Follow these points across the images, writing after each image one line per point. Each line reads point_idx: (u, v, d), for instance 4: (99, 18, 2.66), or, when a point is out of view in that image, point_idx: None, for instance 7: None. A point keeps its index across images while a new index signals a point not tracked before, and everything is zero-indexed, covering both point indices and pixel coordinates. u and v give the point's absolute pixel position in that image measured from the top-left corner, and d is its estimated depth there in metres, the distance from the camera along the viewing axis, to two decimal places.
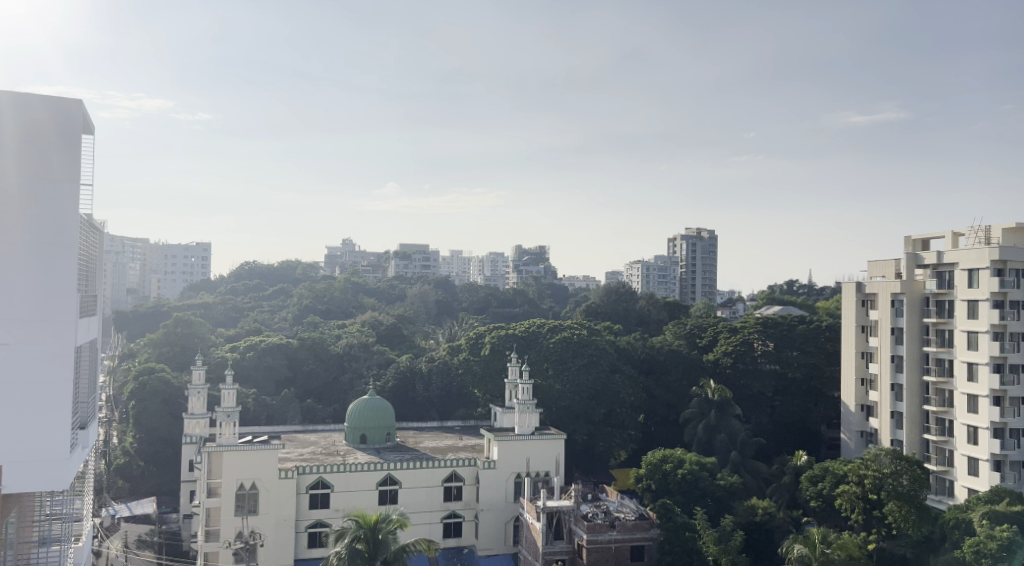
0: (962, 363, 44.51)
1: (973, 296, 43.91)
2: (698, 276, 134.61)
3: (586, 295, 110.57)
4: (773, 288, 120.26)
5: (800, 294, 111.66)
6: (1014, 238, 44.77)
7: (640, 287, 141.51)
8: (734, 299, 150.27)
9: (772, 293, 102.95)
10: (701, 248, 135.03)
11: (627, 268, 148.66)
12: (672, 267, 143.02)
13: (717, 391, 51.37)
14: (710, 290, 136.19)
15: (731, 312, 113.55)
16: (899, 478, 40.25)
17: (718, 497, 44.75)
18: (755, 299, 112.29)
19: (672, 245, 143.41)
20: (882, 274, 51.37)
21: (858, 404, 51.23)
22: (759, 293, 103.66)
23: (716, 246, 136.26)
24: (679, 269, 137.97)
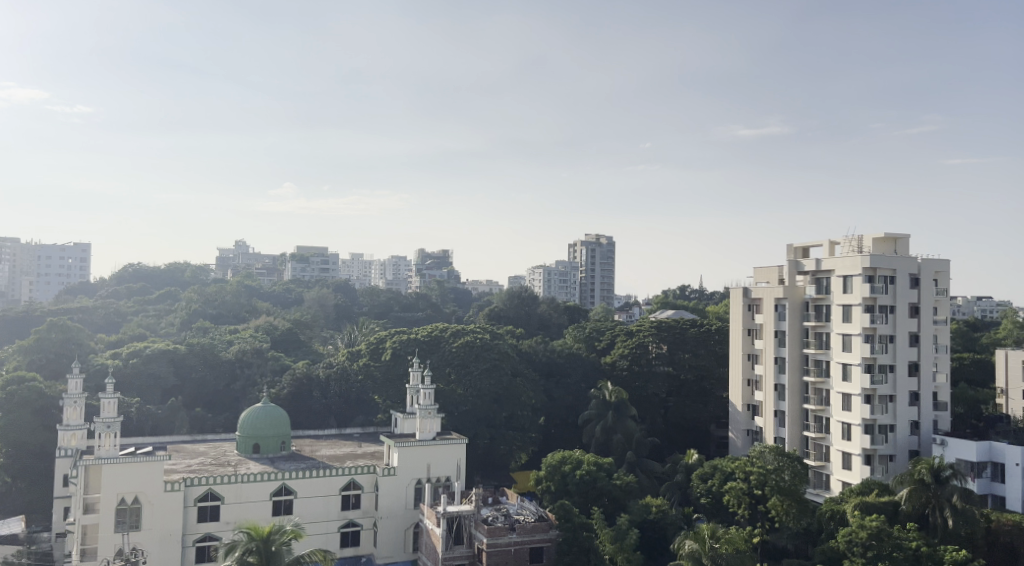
0: (838, 364, 47.63)
1: (848, 300, 47.14)
2: (598, 281, 138.02)
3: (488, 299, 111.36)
4: (669, 292, 124.87)
5: (694, 298, 116.24)
6: (883, 247, 48.49)
7: (542, 292, 143.48)
8: (631, 303, 154.85)
9: (667, 298, 106.84)
10: (600, 254, 138.24)
11: (528, 273, 150.60)
12: (573, 271, 145.82)
13: (614, 393, 52.80)
14: (608, 295, 139.98)
15: (628, 316, 117.24)
16: (781, 473, 42.38)
17: (614, 497, 45.90)
18: (651, 302, 115.94)
19: (572, 250, 146.29)
20: (766, 280, 54.19)
21: (745, 404, 53.96)
22: (656, 298, 107.30)
23: (614, 251, 139.91)
24: (579, 274, 140.89)
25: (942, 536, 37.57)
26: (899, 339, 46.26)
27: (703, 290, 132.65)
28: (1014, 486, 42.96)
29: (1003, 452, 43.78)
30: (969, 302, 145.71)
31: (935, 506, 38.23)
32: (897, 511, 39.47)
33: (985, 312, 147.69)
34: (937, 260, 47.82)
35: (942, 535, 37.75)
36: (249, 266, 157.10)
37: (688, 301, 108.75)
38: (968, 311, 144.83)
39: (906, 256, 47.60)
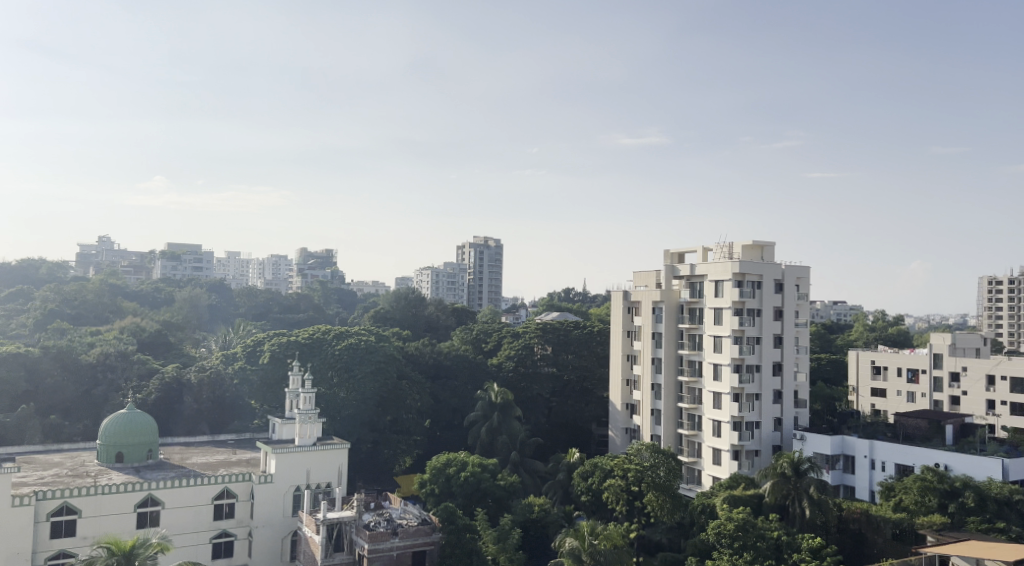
0: (709, 364, 50.06)
1: (719, 304, 49.68)
2: (485, 284, 138.70)
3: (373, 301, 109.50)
4: (554, 295, 127.31)
5: (579, 301, 119.10)
6: (751, 254, 51.45)
7: (428, 293, 142.50)
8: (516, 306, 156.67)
9: (553, 300, 108.88)
10: (488, 256, 138.98)
11: (415, 275, 149.50)
12: (460, 274, 145.61)
13: (500, 394, 53.27)
14: (496, 298, 140.98)
15: (515, 318, 118.84)
16: (657, 470, 44.06)
17: (498, 497, 46.14)
18: (538, 304, 117.73)
19: (459, 252, 146.29)
20: (646, 284, 56.40)
21: (624, 404, 55.79)
22: (543, 300, 109.02)
23: (501, 254, 140.99)
24: (467, 276, 141.12)
25: (800, 525, 39.99)
26: (765, 341, 49.20)
27: (586, 292, 136.05)
28: (862, 476, 46.92)
29: (853, 446, 47.61)
30: (826, 306, 157.29)
31: (795, 497, 40.77)
32: (760, 503, 41.73)
33: (840, 315, 161.56)
34: (799, 267, 51.20)
35: (800, 524, 40.22)
36: (112, 265, 145.57)
37: (573, 303, 111.25)
38: (824, 315, 156.84)
39: (772, 262, 50.71)
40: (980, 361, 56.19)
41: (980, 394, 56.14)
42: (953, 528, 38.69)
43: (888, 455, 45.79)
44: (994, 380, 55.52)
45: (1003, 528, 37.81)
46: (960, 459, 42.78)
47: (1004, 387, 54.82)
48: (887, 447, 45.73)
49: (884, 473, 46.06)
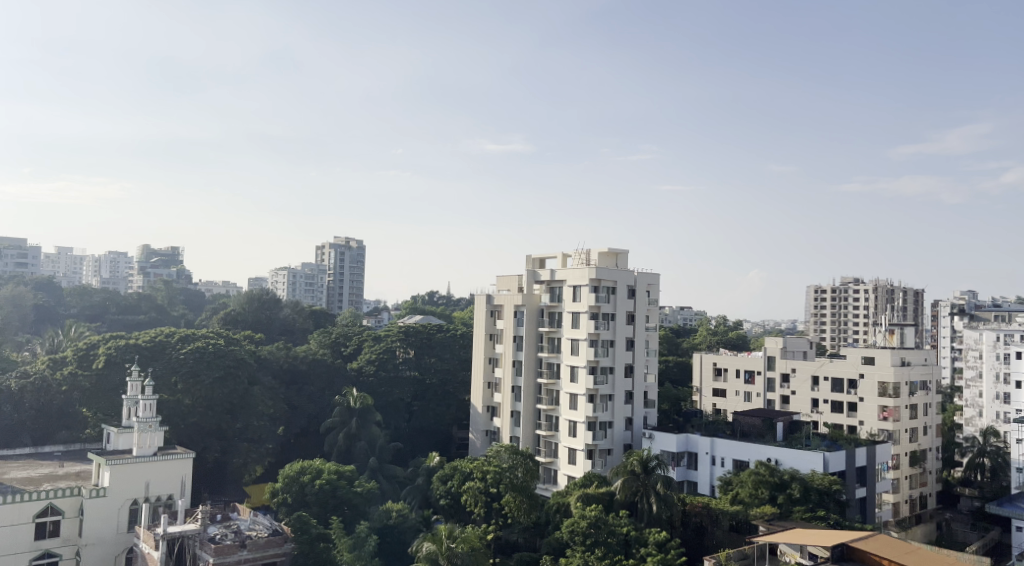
0: (567, 367, 51.31)
1: (577, 308, 51.15)
2: (346, 285, 135.43)
3: (224, 301, 104.19)
4: (416, 298, 126.45)
5: (441, 304, 119.18)
6: (607, 261, 53.44)
7: (284, 294, 137.52)
8: (376, 308, 154.19)
9: (416, 303, 108.14)
10: (349, 257, 135.91)
11: (270, 275, 143.83)
12: (319, 275, 140.97)
13: (359, 399, 52.27)
14: (356, 299, 138.09)
15: (376, 320, 117.16)
16: (515, 471, 44.33)
17: (354, 505, 44.94)
18: (400, 307, 116.74)
19: (319, 252, 142.14)
20: (507, 288, 57.18)
21: (484, 406, 56.21)
22: (405, 303, 108.03)
23: (364, 255, 138.34)
24: (327, 277, 137.31)
25: (648, 520, 41.46)
26: (618, 344, 51.15)
27: (448, 295, 136.42)
28: (704, 472, 49.71)
29: (697, 443, 50.35)
30: (674, 311, 165.88)
31: (643, 493, 42.24)
32: (612, 500, 43.07)
33: (686, 321, 171.54)
34: (650, 274, 53.68)
35: (647, 519, 41.70)
36: None
37: (436, 306, 111.34)
38: (673, 319, 165.46)
39: (626, 269, 52.87)
40: (807, 363, 61.25)
41: (807, 394, 61.13)
42: (781, 517, 41.81)
43: (727, 452, 48.76)
44: (818, 380, 60.51)
45: (823, 515, 41.30)
46: (789, 453, 46.26)
47: (826, 387, 59.81)
48: (726, 444, 48.70)
49: (723, 468, 49.00)
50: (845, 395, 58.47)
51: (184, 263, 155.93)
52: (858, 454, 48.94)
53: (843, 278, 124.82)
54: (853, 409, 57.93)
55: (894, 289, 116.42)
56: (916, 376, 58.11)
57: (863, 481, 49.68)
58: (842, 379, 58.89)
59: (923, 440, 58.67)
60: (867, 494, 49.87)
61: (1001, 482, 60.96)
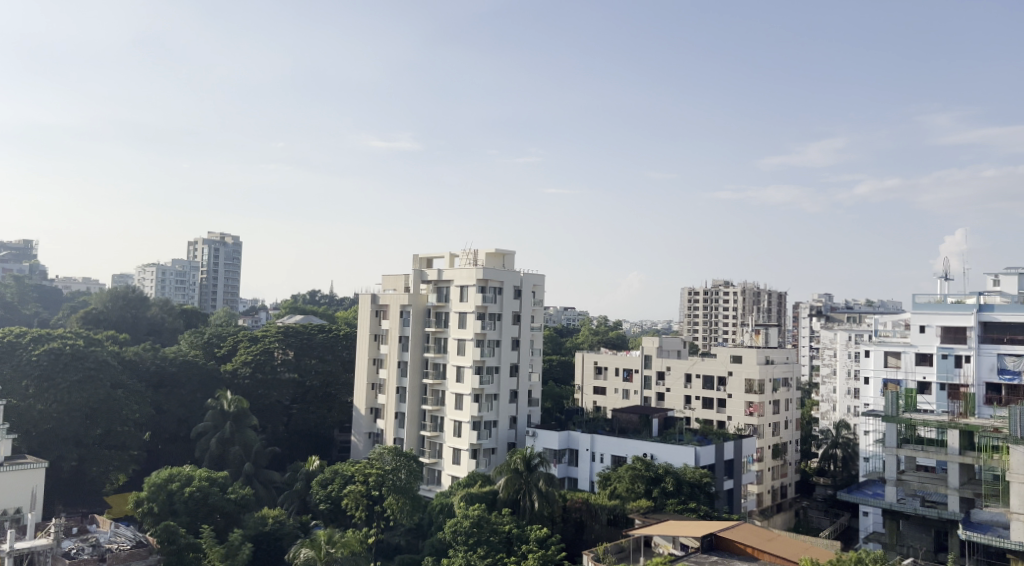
0: (453, 367, 51.13)
1: (464, 308, 51.07)
2: (220, 283, 129.70)
3: (84, 298, 97.26)
4: (296, 297, 122.70)
5: (321, 303, 116.20)
6: (493, 262, 53.70)
7: (152, 292, 129.94)
8: (252, 307, 148.53)
9: (294, 302, 104.95)
10: (224, 254, 130.29)
11: (136, 272, 135.69)
12: (191, 271, 134.21)
13: (234, 402, 50.06)
14: (231, 298, 132.46)
15: (253, 320, 112.93)
16: (398, 472, 43.53)
17: (228, 512, 42.77)
18: (278, 305, 112.93)
19: (190, 248, 135.32)
20: (393, 287, 56.35)
21: (367, 408, 55.11)
22: (283, 302, 104.61)
23: (239, 252, 132.88)
24: (199, 274, 130.95)
25: (530, 517, 41.76)
26: (504, 343, 51.48)
27: (328, 294, 133.23)
28: (584, 468, 50.74)
29: (577, 440, 51.37)
30: (556, 311, 168.71)
31: (525, 491, 42.51)
32: (495, 499, 43.19)
33: (568, 321, 175.12)
34: (536, 275, 54.29)
35: (529, 516, 42.00)
36: None
37: (316, 305, 108.20)
38: (556, 320, 168.40)
39: (512, 269, 53.29)
40: (681, 362, 63.79)
41: (680, 391, 63.67)
42: (655, 510, 43.34)
43: (606, 448, 49.99)
44: (691, 377, 63.17)
45: (694, 507, 43.14)
46: (663, 448, 48.08)
47: (698, 384, 62.52)
48: (606, 441, 49.90)
49: (602, 464, 50.22)
50: (715, 391, 61.35)
51: (37, 257, 144.45)
52: (726, 448, 51.44)
53: (713, 280, 131.23)
54: (722, 404, 60.88)
55: (760, 292, 123.50)
56: (779, 373, 61.74)
57: (730, 473, 52.23)
58: (713, 377, 61.74)
59: (784, 433, 62.40)
60: (734, 486, 52.49)
61: (851, 471, 65.63)
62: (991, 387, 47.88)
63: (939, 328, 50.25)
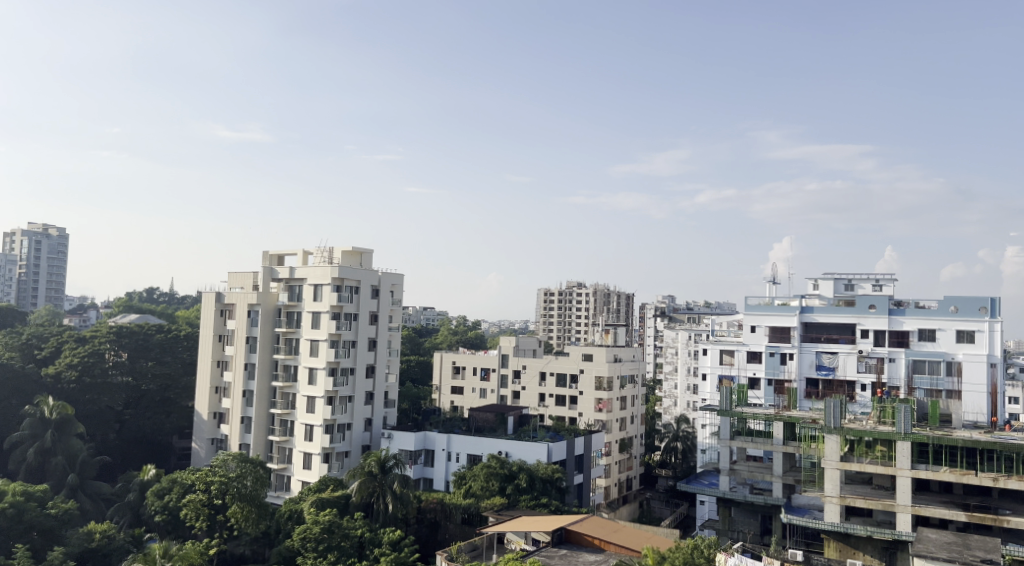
0: (305, 368, 49.61)
1: (317, 308, 49.67)
2: (42, 279, 119.25)
3: None
4: (132, 295, 114.75)
5: (160, 302, 109.30)
6: (350, 260, 52.64)
7: None
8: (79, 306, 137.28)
9: (128, 301, 98.18)
10: (47, 247, 120.01)
11: None
12: (10, 266, 117.92)
13: (56, 409, 46.03)
14: (55, 295, 122.25)
15: (81, 320, 104.51)
16: (243, 480, 41.48)
17: (47, 529, 39.34)
18: (112, 303, 105.13)
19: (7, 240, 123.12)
20: (240, 286, 53.94)
21: (211, 412, 52.43)
22: (117, 300, 97.62)
23: (66, 245, 122.89)
24: (17, 269, 119.63)
25: (383, 520, 41.20)
26: (359, 344, 50.53)
27: (169, 291, 125.63)
28: (439, 469, 50.70)
29: (433, 440, 51.23)
30: (416, 311, 167.77)
31: (379, 493, 41.90)
32: (347, 503, 42.34)
33: (427, 321, 175.07)
34: (393, 274, 53.63)
35: (382, 519, 41.41)
36: None
37: (153, 304, 101.63)
38: (414, 320, 167.07)
39: (369, 268, 52.38)
40: (536, 361, 65.14)
41: (535, 389, 65.01)
42: (509, 507, 43.95)
43: (462, 447, 50.19)
44: (545, 375, 64.66)
45: (546, 502, 44.15)
46: (517, 445, 48.86)
47: (552, 382, 64.09)
48: (461, 440, 50.12)
49: (458, 464, 50.39)
50: (568, 389, 63.13)
51: None
52: (577, 443, 53.14)
53: (568, 282, 134.97)
54: (574, 401, 62.77)
55: (609, 293, 128.34)
56: (626, 370, 64.44)
57: (581, 468, 53.93)
58: (566, 375, 63.50)
59: (630, 428, 65.27)
60: (583, 480, 54.26)
61: (690, 462, 69.74)
62: (809, 381, 52.84)
63: (767, 328, 54.24)
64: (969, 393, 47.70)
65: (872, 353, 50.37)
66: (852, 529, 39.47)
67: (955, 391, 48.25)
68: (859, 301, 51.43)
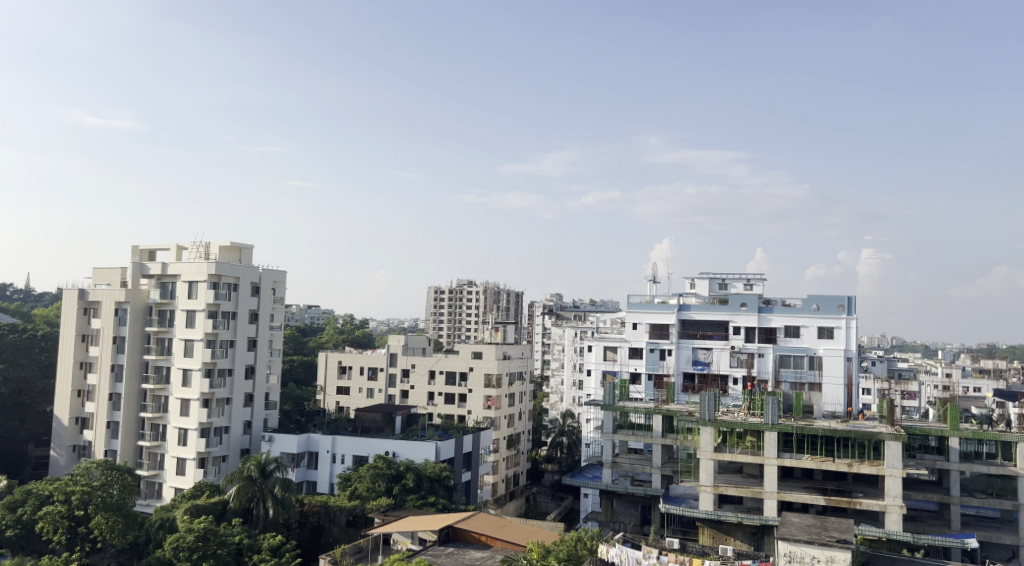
0: (178, 370, 47.46)
1: (192, 306, 47.55)
2: None
3: None
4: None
5: (17, 299, 101.50)
6: (228, 256, 50.71)
7: None
8: None
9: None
10: None
11: None
12: None
13: None
14: None
15: None
16: (109, 489, 39.30)
17: None
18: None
19: None
20: (107, 282, 50.92)
21: (72, 418, 49.25)
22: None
23: None
24: None
25: (263, 526, 39.88)
26: (238, 343, 48.76)
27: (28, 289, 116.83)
28: (324, 471, 49.58)
29: (317, 442, 50.02)
30: (302, 310, 163.43)
31: (259, 498, 40.55)
32: (224, 509, 40.64)
33: (313, 320, 171.14)
34: (275, 271, 52.06)
35: (262, 525, 40.12)
36: None
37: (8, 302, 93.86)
38: (298, 318, 162.55)
39: (248, 265, 50.59)
40: (425, 359, 64.87)
41: (424, 387, 64.68)
42: (396, 507, 43.59)
43: (347, 449, 49.28)
44: (434, 374, 64.48)
45: (433, 501, 44.08)
46: (404, 445, 48.48)
47: (441, 380, 63.96)
48: (346, 442, 49.20)
49: (342, 465, 49.43)
50: (457, 387, 63.14)
51: None
52: (465, 441, 53.21)
53: (458, 280, 135.06)
54: (463, 399, 62.83)
55: (500, 291, 129.22)
56: (515, 367, 65.12)
57: (468, 466, 54.05)
58: (455, 373, 63.51)
59: (518, 424, 66.00)
60: (471, 478, 54.41)
61: (575, 457, 71.25)
62: (686, 376, 55.08)
63: (648, 325, 56.18)
64: (829, 386, 51.15)
65: (744, 348, 53.08)
66: (724, 516, 41.37)
67: (816, 384, 51.60)
68: (732, 299, 54.11)
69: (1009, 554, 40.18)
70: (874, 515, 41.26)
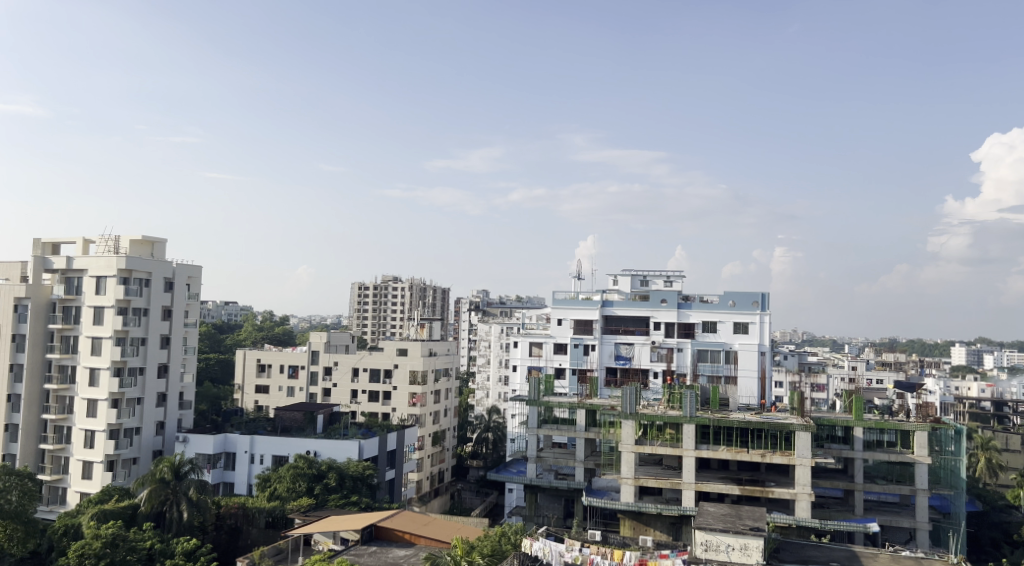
0: (85, 369, 45.41)
1: (100, 302, 45.55)
2: None
3: None
4: None
5: None
6: (139, 250, 48.79)
7: None
8: None
9: None
10: None
11: None
12: None
13: None
14: None
15: None
16: (7, 495, 36.58)
17: None
18: None
19: None
20: (5, 277, 48.18)
21: None
22: None
23: None
24: None
25: (176, 529, 38.48)
26: (149, 341, 46.98)
27: None
28: (241, 471, 48.22)
29: (235, 442, 48.63)
30: (218, 307, 158.47)
31: (172, 501, 39.10)
32: (135, 513, 39.24)
33: (230, 317, 165.83)
34: (190, 266, 50.35)
35: (175, 528, 38.70)
36: None
37: None
38: (215, 315, 157.53)
39: (161, 259, 48.78)
40: (348, 357, 63.97)
41: (347, 385, 63.72)
42: (317, 507, 42.80)
43: (266, 449, 48.08)
44: (358, 372, 63.64)
45: (356, 500, 43.48)
46: (326, 444, 47.64)
47: (365, 377, 63.18)
48: (265, 441, 48.00)
49: (261, 466, 48.20)
50: (381, 384, 62.44)
51: None
52: (389, 439, 52.65)
53: (383, 276, 133.57)
54: (387, 397, 62.17)
55: (425, 288, 128.47)
56: (440, 364, 64.82)
57: (392, 463, 53.49)
58: (379, 370, 62.81)
59: (443, 421, 65.68)
60: (395, 476, 53.86)
61: (500, 452, 71.41)
62: (608, 371, 55.91)
63: (572, 321, 56.72)
64: (743, 379, 52.82)
65: (663, 343, 54.36)
66: (644, 507, 42.13)
67: (732, 377, 53.19)
68: (653, 296, 55.24)
69: (906, 537, 42.37)
70: (785, 503, 42.80)
